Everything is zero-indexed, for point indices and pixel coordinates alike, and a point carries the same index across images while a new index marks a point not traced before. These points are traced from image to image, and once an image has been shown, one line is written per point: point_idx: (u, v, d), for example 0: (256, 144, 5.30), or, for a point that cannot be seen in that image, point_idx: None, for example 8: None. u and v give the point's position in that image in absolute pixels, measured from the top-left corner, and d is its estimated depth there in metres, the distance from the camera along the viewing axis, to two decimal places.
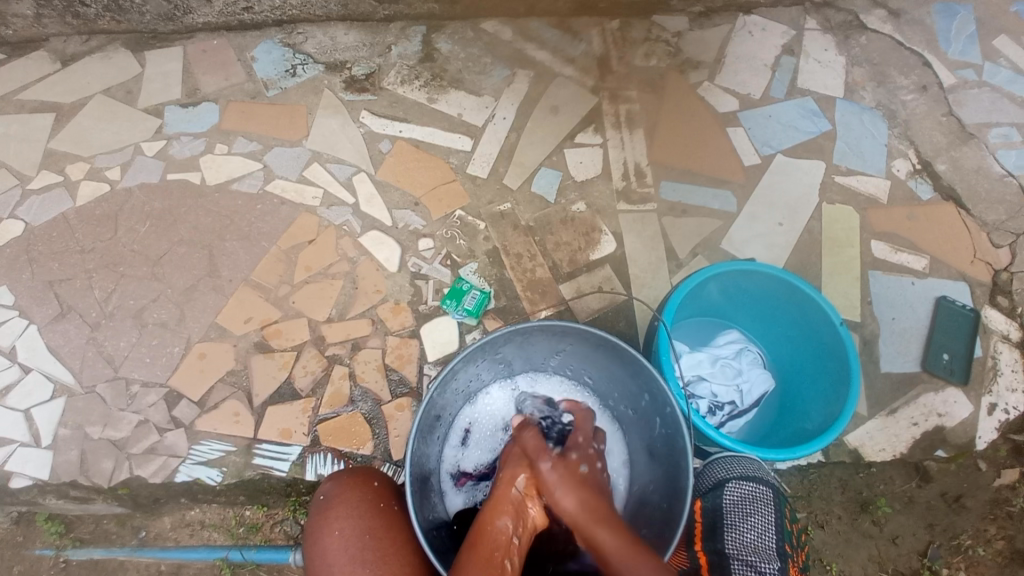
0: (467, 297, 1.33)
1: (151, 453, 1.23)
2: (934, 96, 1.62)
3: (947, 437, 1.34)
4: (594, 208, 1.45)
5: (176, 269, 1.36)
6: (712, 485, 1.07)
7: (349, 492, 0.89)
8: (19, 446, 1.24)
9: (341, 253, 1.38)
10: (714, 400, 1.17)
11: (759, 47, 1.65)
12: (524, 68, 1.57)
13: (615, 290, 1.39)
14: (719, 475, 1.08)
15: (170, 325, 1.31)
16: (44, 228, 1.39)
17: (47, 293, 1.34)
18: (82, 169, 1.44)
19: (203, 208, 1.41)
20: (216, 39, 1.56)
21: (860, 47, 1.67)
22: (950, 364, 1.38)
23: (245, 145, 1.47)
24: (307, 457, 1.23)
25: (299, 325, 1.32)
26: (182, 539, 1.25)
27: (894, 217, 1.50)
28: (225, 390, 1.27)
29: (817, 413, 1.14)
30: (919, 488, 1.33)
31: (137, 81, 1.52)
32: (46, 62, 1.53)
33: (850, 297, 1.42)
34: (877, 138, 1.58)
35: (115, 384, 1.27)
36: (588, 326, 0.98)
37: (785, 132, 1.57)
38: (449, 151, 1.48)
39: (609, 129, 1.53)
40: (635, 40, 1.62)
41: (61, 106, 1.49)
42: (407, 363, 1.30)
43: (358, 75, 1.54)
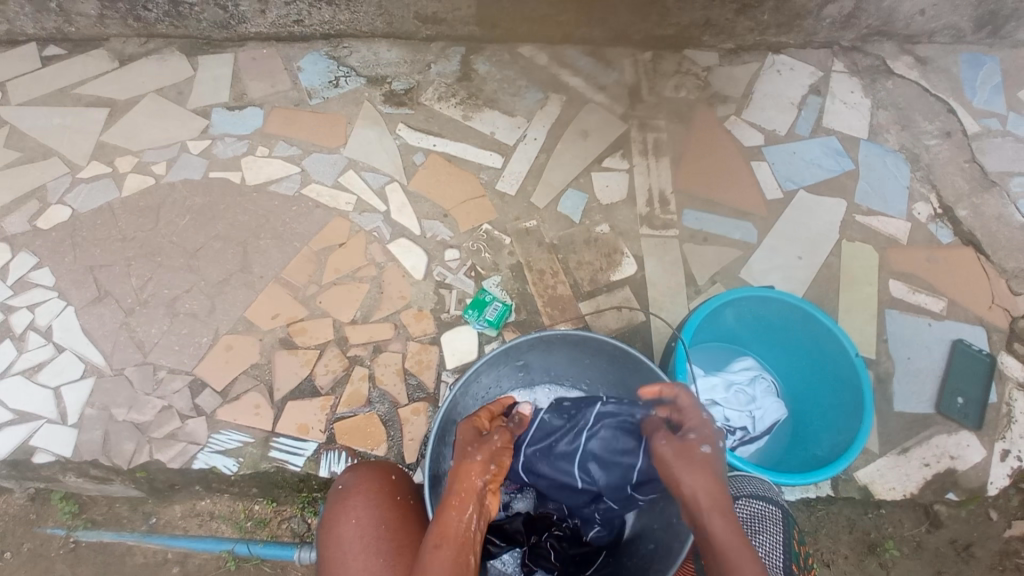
0: (489, 308, 1.37)
1: (172, 438, 1.26)
2: (958, 143, 1.65)
3: (959, 481, 1.33)
4: (617, 231, 1.49)
5: (210, 263, 1.41)
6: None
7: (367, 483, 0.91)
8: (46, 422, 1.27)
9: (369, 258, 1.43)
10: (727, 424, 1.17)
11: (787, 86, 1.69)
12: (556, 93, 1.63)
13: (634, 310, 1.41)
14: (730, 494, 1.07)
15: (200, 316, 1.36)
16: (89, 216, 1.45)
17: (87, 277, 1.39)
18: (130, 162, 1.51)
19: (241, 206, 1.47)
20: (266, 48, 1.64)
21: (886, 92, 1.70)
22: (965, 408, 1.37)
23: (285, 149, 1.53)
24: (322, 454, 1.25)
25: (324, 324, 1.36)
26: (190, 528, 1.28)
27: (913, 258, 1.52)
28: (248, 382, 1.30)
29: (828, 443, 1.15)
30: (928, 533, 1.33)
31: (188, 83, 1.60)
32: (104, 60, 1.61)
33: (866, 334, 1.43)
34: (899, 180, 1.60)
35: (143, 368, 1.31)
36: (609, 338, 1.01)
37: (809, 169, 1.60)
38: (479, 167, 1.53)
39: (636, 155, 1.57)
40: (666, 72, 1.68)
41: (115, 102, 1.57)
42: (426, 369, 1.33)
43: (397, 90, 1.60)
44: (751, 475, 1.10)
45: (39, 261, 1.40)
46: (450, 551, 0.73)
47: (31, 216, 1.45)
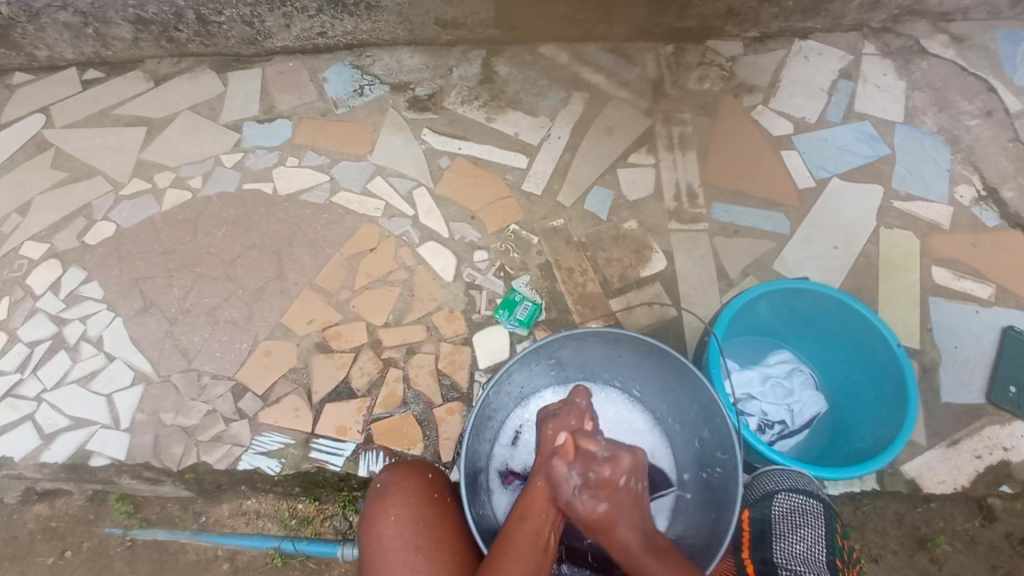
0: (519, 308, 1.37)
1: (218, 440, 1.30)
2: (1000, 122, 1.59)
3: (1013, 473, 1.29)
4: (645, 226, 1.48)
5: (247, 272, 1.45)
6: (761, 496, 1.04)
7: (405, 482, 0.93)
8: (99, 428, 1.32)
9: (400, 261, 1.45)
10: (765, 418, 1.15)
11: (816, 72, 1.66)
12: (579, 90, 1.63)
13: (665, 305, 1.40)
14: (768, 486, 1.04)
15: (239, 323, 1.39)
16: (132, 230, 1.51)
17: (133, 289, 1.44)
18: (169, 177, 1.56)
19: (275, 216, 1.50)
20: (293, 61, 1.68)
21: (921, 73, 1.65)
22: (1018, 398, 1.32)
23: (315, 158, 1.56)
24: (360, 455, 1.27)
25: (357, 328, 1.38)
26: (238, 526, 1.30)
27: (956, 243, 1.46)
28: (287, 387, 1.33)
29: (869, 436, 1.12)
30: (982, 527, 1.28)
31: (220, 98, 1.64)
32: (140, 81, 1.68)
33: (907, 322, 1.38)
34: (938, 162, 1.55)
35: (187, 375, 1.35)
36: (640, 335, 1.00)
37: (842, 156, 1.56)
38: (505, 168, 1.54)
39: (662, 149, 1.56)
40: (690, 65, 1.66)
41: (152, 120, 1.63)
42: (459, 369, 1.34)
43: (421, 95, 1.62)
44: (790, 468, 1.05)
45: (87, 275, 1.47)
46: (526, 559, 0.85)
47: (78, 233, 1.51)
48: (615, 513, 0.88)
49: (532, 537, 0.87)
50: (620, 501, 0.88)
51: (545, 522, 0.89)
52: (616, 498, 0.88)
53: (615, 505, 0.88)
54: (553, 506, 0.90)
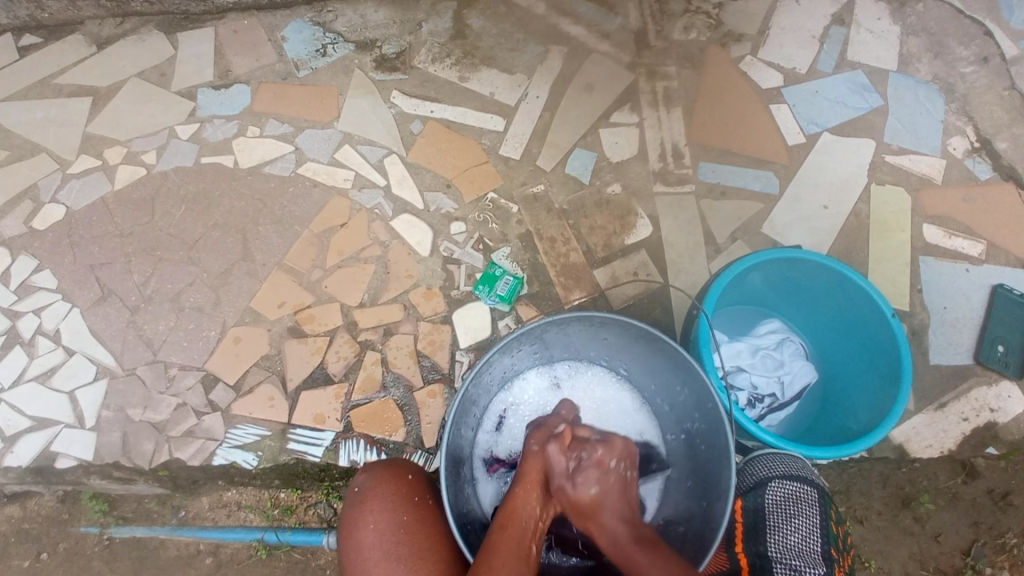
0: (500, 283, 1.31)
1: (190, 436, 1.26)
2: (996, 69, 1.51)
3: (998, 434, 1.29)
4: (630, 190, 1.41)
5: (211, 253, 1.37)
6: (755, 483, 1.02)
7: (383, 486, 0.89)
8: (65, 427, 1.27)
9: (373, 237, 1.37)
10: (755, 392, 1.12)
11: (807, 18, 1.56)
12: (558, 44, 1.52)
13: (651, 275, 1.35)
14: (760, 473, 1.03)
15: (206, 309, 1.33)
16: (84, 213, 1.41)
17: (89, 276, 1.36)
18: (120, 153, 1.45)
19: (237, 192, 1.41)
20: (247, 18, 1.54)
21: (916, 16, 1.56)
22: (1006, 357, 1.30)
23: (277, 127, 1.46)
24: (341, 443, 1.24)
25: (331, 309, 1.32)
26: (219, 519, 1.28)
27: (949, 199, 1.42)
28: (260, 375, 1.28)
29: (863, 414, 1.08)
30: (965, 484, 1.28)
31: (170, 63, 1.52)
32: (81, 45, 1.54)
33: (898, 284, 1.35)
34: (932, 113, 1.49)
35: (155, 366, 1.29)
36: (628, 318, 0.95)
37: (833, 109, 1.49)
38: (481, 132, 1.45)
39: (646, 107, 1.48)
40: (674, 13, 1.55)
41: (97, 89, 1.51)
42: (439, 349, 1.30)
43: (388, 54, 1.51)
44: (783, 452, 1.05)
45: (40, 263, 1.38)
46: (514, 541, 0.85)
47: (26, 217, 1.41)
48: (603, 498, 0.90)
49: (520, 531, 0.86)
50: (608, 485, 0.91)
51: (530, 515, 0.89)
52: (607, 480, 0.91)
53: (604, 489, 0.90)
54: (538, 501, 0.90)
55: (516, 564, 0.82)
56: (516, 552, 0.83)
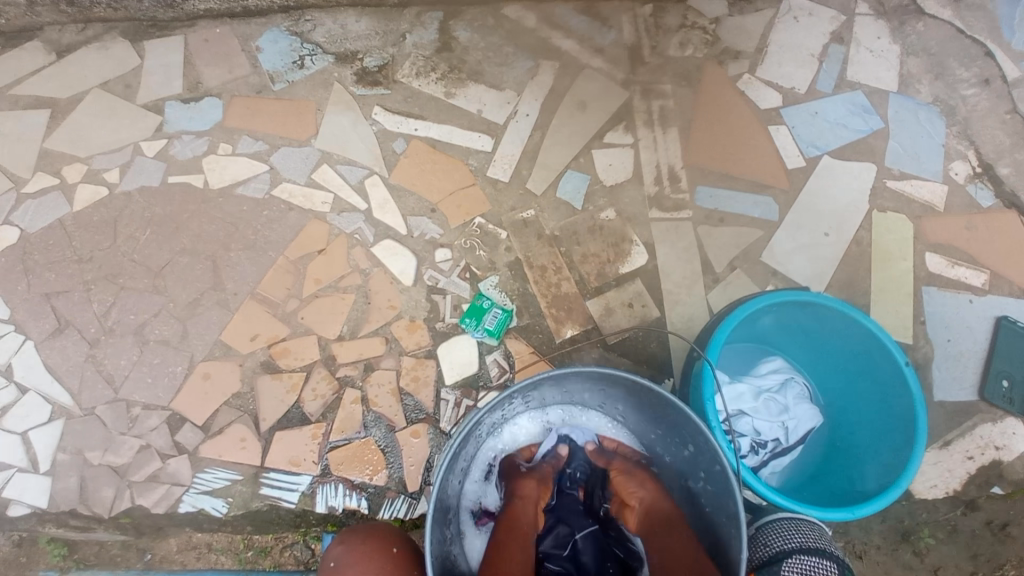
0: (488, 316, 1.24)
1: (154, 481, 1.16)
2: (997, 91, 1.48)
3: (1005, 473, 1.25)
4: (624, 215, 1.35)
5: (178, 281, 1.28)
6: (767, 558, 0.93)
7: (365, 563, 0.84)
8: (17, 471, 1.18)
9: (353, 264, 1.29)
10: (757, 438, 1.05)
11: (806, 35, 1.51)
12: (549, 59, 1.45)
13: (646, 306, 1.29)
14: (775, 545, 0.94)
15: (172, 342, 1.24)
16: (40, 236, 1.31)
17: (44, 306, 1.26)
18: (80, 171, 1.35)
19: (207, 214, 1.32)
20: (219, 27, 1.45)
21: (916, 35, 1.52)
22: (1010, 394, 1.26)
23: (250, 145, 1.37)
24: (317, 488, 1.16)
25: (308, 342, 1.24)
26: (188, 562, 1.19)
27: (951, 227, 1.37)
28: (231, 414, 1.19)
29: (873, 469, 1.02)
30: (963, 516, 1.24)
31: (135, 74, 1.42)
32: (39, 54, 1.43)
33: (901, 316, 1.30)
34: (933, 136, 1.45)
35: (116, 405, 1.20)
36: (632, 370, 0.88)
37: (833, 131, 1.44)
38: (468, 152, 1.38)
39: (641, 127, 1.41)
40: (670, 28, 1.49)
41: (56, 102, 1.40)
42: (423, 386, 1.22)
43: (370, 67, 1.42)
44: (800, 519, 0.95)
45: None
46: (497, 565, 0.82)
47: None
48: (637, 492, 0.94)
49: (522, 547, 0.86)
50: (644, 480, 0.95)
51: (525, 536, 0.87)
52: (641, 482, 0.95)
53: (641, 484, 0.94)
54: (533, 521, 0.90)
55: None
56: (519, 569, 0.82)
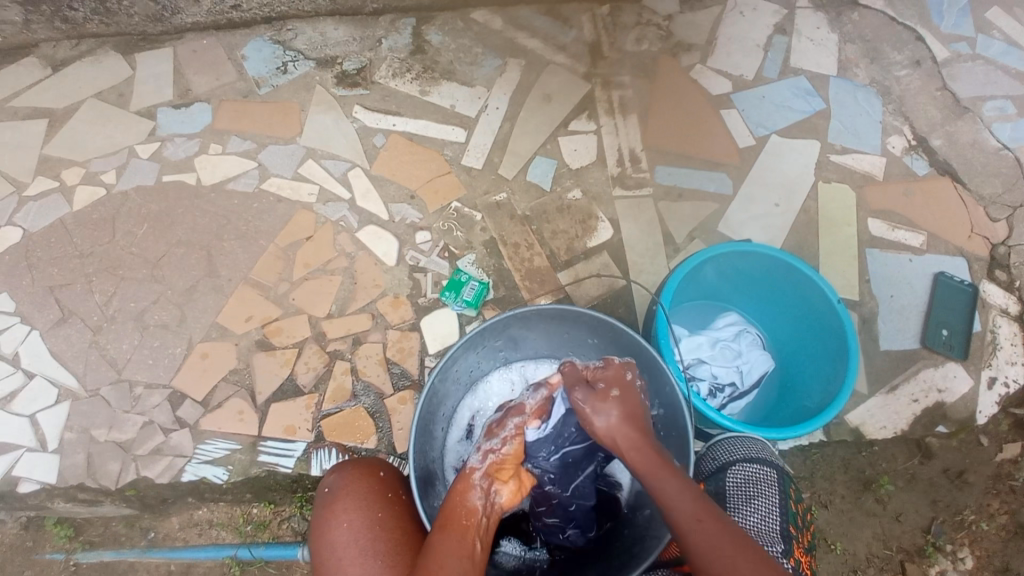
0: (466, 288, 1.34)
1: (157, 453, 1.24)
2: (928, 71, 1.61)
3: (948, 413, 1.35)
4: (590, 195, 1.45)
5: (175, 271, 1.36)
6: (715, 468, 1.07)
7: (356, 484, 0.94)
8: (27, 451, 1.25)
9: (339, 249, 1.39)
10: (715, 382, 1.23)
11: (751, 28, 1.64)
12: (515, 57, 1.57)
13: (613, 276, 1.39)
14: (723, 458, 1.07)
15: (171, 327, 1.32)
16: (42, 234, 1.39)
17: (48, 298, 1.34)
18: (78, 174, 1.44)
19: (200, 209, 1.41)
20: (206, 38, 1.55)
21: (852, 24, 1.66)
22: (950, 340, 1.38)
23: (239, 144, 1.46)
24: (312, 453, 1.24)
25: (300, 322, 1.33)
26: (190, 538, 1.26)
27: (890, 194, 1.50)
28: (229, 389, 1.28)
29: (818, 393, 1.20)
30: (921, 465, 1.34)
31: (129, 83, 1.52)
32: (36, 68, 1.52)
33: (847, 276, 1.42)
34: (871, 114, 1.57)
35: (119, 386, 1.28)
36: (585, 309, 1.00)
37: (779, 113, 1.56)
38: (443, 143, 1.48)
39: (603, 115, 1.53)
40: (626, 25, 1.62)
41: (54, 111, 1.49)
42: (409, 356, 1.31)
43: (349, 70, 1.53)
44: (744, 436, 1.10)
45: None
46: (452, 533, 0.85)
47: None
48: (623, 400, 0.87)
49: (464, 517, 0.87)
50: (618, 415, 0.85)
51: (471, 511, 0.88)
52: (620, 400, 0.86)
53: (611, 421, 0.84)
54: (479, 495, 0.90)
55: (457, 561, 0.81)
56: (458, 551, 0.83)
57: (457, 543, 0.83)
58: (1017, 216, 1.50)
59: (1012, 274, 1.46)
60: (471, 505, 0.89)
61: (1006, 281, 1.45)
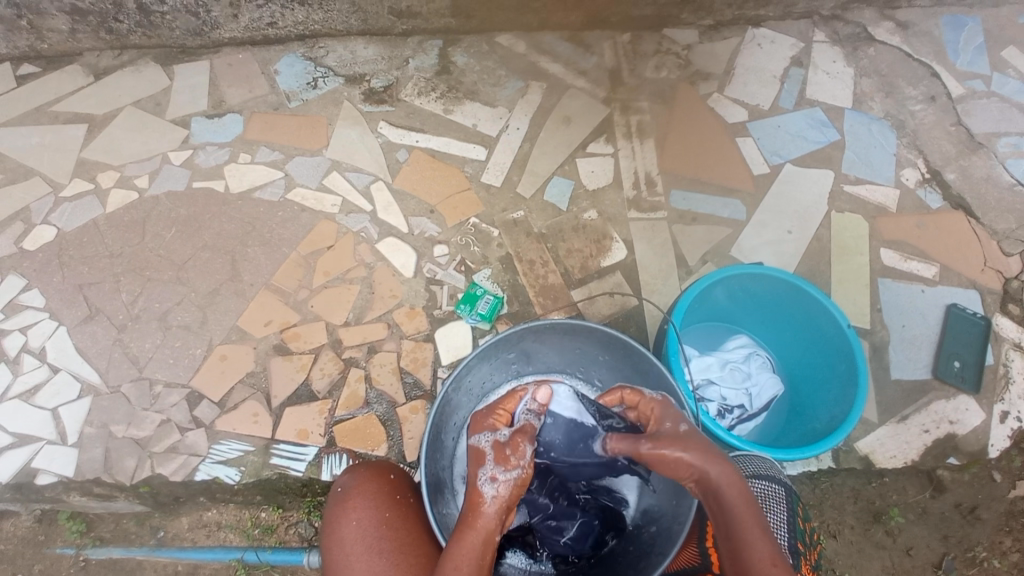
0: (481, 302, 1.37)
1: (173, 451, 1.27)
2: (943, 107, 1.64)
3: (959, 445, 1.34)
4: (605, 216, 1.48)
5: (200, 274, 1.41)
6: None
7: (366, 484, 0.96)
8: (47, 444, 1.28)
9: (359, 259, 1.42)
10: (725, 403, 1.24)
11: (768, 59, 1.68)
12: (537, 80, 1.62)
13: (626, 295, 1.41)
14: None
15: (193, 328, 1.36)
16: (75, 234, 1.44)
17: (77, 295, 1.39)
18: (112, 177, 1.49)
19: (227, 215, 1.46)
20: (241, 53, 1.62)
21: (868, 59, 1.69)
22: (962, 372, 1.38)
23: (267, 154, 1.51)
24: (323, 458, 1.26)
25: (317, 328, 1.36)
26: (199, 539, 1.27)
27: (904, 225, 1.51)
28: (245, 391, 1.31)
29: (825, 415, 1.21)
30: (932, 499, 1.33)
31: (165, 93, 1.58)
32: (79, 75, 1.59)
33: (859, 304, 1.43)
34: (885, 147, 1.59)
35: (140, 384, 1.32)
36: (596, 324, 1.02)
37: (794, 142, 1.59)
38: (464, 160, 1.52)
39: (621, 138, 1.57)
40: (646, 53, 1.66)
41: (93, 117, 1.56)
42: (422, 366, 1.34)
43: (376, 88, 1.59)
44: (751, 453, 1.10)
45: (29, 282, 1.40)
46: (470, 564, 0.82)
47: (17, 238, 1.44)
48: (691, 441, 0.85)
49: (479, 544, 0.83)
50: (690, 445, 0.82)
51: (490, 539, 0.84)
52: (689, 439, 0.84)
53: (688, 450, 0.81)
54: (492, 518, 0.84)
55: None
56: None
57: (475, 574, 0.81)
58: None
59: None
60: (485, 533, 0.84)
61: (1019, 316, 1.45)
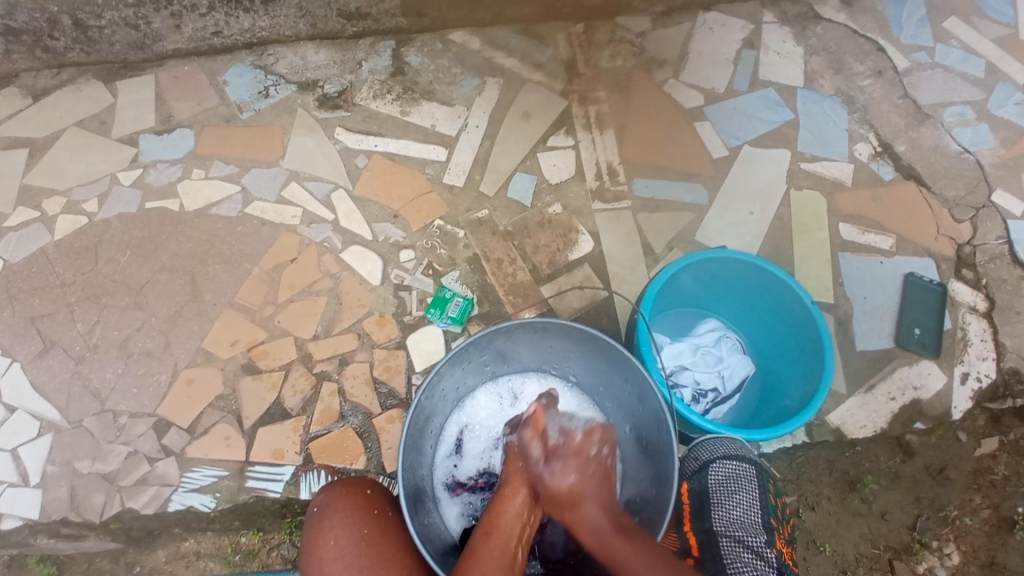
0: (450, 305, 1.36)
1: (143, 484, 1.24)
2: (890, 80, 1.67)
3: (924, 410, 1.39)
4: (569, 209, 1.48)
5: (159, 297, 1.37)
6: (698, 467, 1.10)
7: (343, 503, 0.95)
8: (9, 486, 1.24)
9: (323, 270, 1.40)
10: (698, 387, 1.26)
11: (720, 43, 1.70)
12: (493, 76, 1.60)
13: (596, 288, 1.42)
14: (703, 457, 1.11)
15: (156, 353, 1.32)
16: (23, 265, 1.39)
17: (29, 329, 1.34)
18: (58, 204, 1.44)
19: (183, 234, 1.42)
20: (187, 64, 1.57)
21: (817, 37, 1.72)
22: (923, 338, 1.43)
23: (222, 168, 1.47)
24: (301, 476, 1.24)
25: (286, 344, 1.33)
26: (178, 570, 1.24)
27: (859, 199, 1.55)
28: (216, 414, 1.28)
29: (796, 392, 1.23)
30: (903, 463, 1.36)
31: (109, 112, 1.52)
32: (17, 98, 1.53)
33: (823, 280, 1.47)
34: (838, 123, 1.62)
35: (104, 416, 1.28)
36: (567, 321, 1.02)
37: (750, 123, 1.61)
38: (424, 163, 1.51)
39: (580, 131, 1.56)
40: (600, 43, 1.66)
41: (34, 141, 1.49)
42: (395, 375, 1.32)
43: (330, 93, 1.55)
44: (722, 435, 1.12)
45: None
46: (495, 551, 0.86)
47: None
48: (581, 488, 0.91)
49: (504, 539, 0.88)
50: (588, 475, 0.92)
51: (515, 520, 0.90)
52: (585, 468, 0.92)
53: (583, 478, 0.91)
54: (524, 502, 0.92)
55: (499, 568, 0.84)
56: (501, 562, 0.85)
57: (499, 555, 0.86)
58: (982, 216, 1.55)
59: (978, 273, 1.50)
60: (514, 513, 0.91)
61: (973, 280, 1.50)
